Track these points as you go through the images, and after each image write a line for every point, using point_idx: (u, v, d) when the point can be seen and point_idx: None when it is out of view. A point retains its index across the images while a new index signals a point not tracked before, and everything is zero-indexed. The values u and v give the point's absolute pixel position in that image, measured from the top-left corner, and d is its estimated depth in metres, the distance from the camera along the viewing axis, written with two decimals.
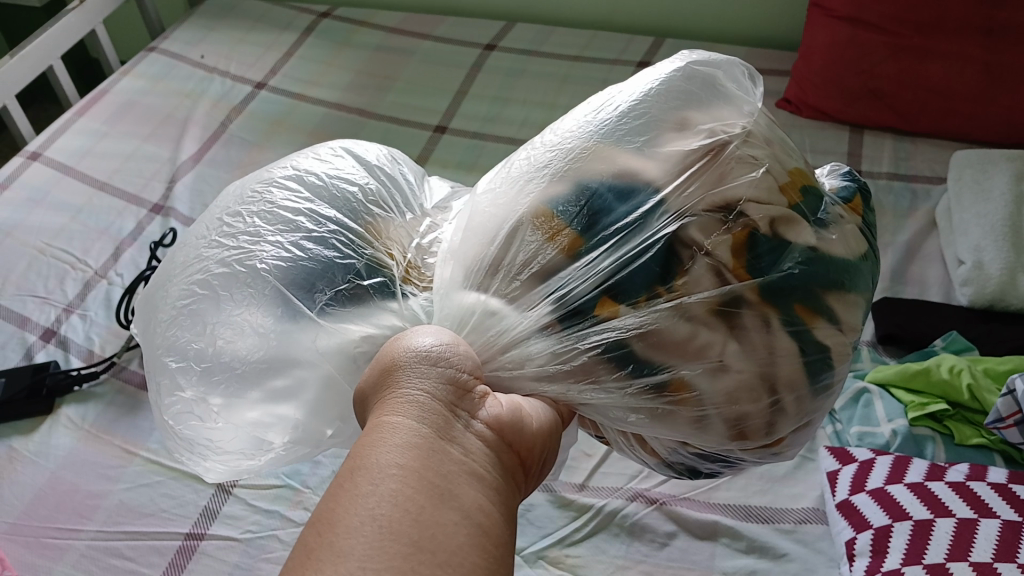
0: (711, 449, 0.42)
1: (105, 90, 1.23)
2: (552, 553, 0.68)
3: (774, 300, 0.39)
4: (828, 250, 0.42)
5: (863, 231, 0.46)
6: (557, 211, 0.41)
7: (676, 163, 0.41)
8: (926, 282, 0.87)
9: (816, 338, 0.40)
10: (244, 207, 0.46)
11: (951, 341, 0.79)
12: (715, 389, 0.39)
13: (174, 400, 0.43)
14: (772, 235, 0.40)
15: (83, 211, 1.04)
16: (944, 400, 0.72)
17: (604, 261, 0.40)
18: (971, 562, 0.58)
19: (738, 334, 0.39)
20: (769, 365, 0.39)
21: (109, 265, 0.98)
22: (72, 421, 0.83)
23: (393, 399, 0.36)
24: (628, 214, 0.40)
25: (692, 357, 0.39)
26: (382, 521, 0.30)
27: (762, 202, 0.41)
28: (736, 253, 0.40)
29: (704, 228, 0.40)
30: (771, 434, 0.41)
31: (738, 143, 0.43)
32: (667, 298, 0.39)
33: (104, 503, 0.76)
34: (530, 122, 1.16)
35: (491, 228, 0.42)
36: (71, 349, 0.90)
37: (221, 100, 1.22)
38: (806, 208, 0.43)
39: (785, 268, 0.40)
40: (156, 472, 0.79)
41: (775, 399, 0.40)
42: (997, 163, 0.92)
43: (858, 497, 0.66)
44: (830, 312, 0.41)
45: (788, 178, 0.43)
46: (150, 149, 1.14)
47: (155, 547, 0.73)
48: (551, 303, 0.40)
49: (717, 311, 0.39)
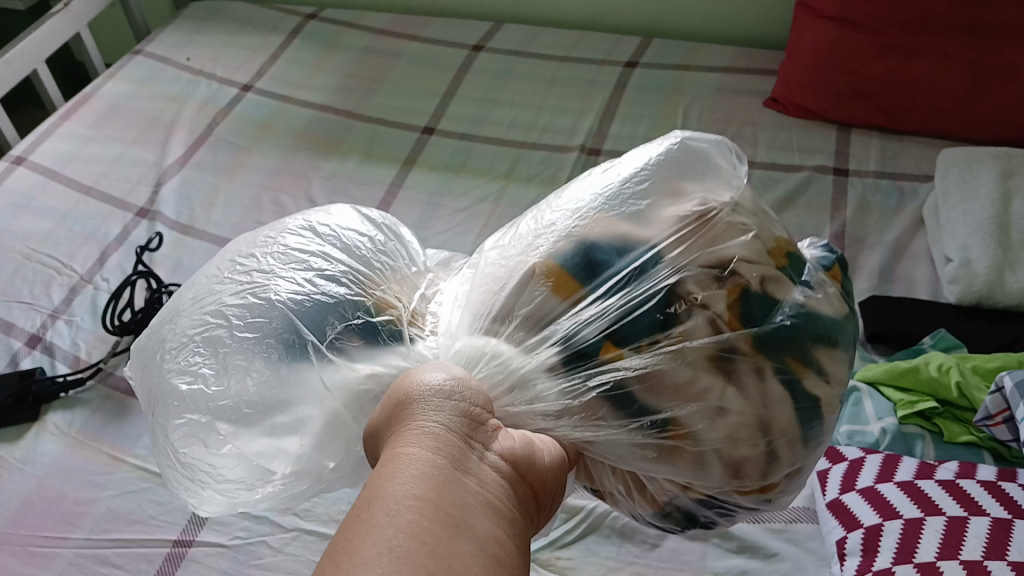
0: (711, 492, 0.42)
1: (89, 94, 1.22)
2: (543, 556, 0.68)
3: (767, 351, 0.39)
4: (818, 308, 0.41)
5: (847, 296, 0.46)
6: (564, 264, 0.41)
7: (671, 224, 0.41)
8: (914, 281, 0.88)
9: (807, 389, 0.40)
10: (257, 249, 0.46)
11: (940, 339, 0.79)
12: (714, 432, 0.39)
13: (182, 422, 0.42)
14: (764, 293, 0.40)
15: (70, 216, 1.03)
16: (933, 398, 0.72)
17: (611, 305, 0.40)
18: (961, 560, 0.57)
19: (735, 380, 0.39)
20: (764, 412, 0.39)
21: (95, 270, 0.98)
22: (59, 428, 0.83)
23: (409, 430, 0.36)
24: (629, 266, 0.40)
25: (691, 400, 0.39)
26: (398, 552, 0.30)
27: (753, 262, 0.41)
28: (731, 306, 0.39)
29: (700, 283, 0.40)
30: (766, 477, 0.41)
31: (728, 210, 0.43)
32: (667, 343, 0.39)
33: (92, 510, 0.76)
34: (518, 123, 1.15)
35: (501, 278, 0.42)
36: (57, 355, 0.89)
37: (207, 103, 1.21)
38: (794, 270, 0.43)
39: (776, 320, 0.40)
40: (144, 478, 0.78)
41: (769, 442, 0.40)
42: (983, 162, 0.92)
43: (849, 496, 0.65)
44: (819, 364, 0.40)
45: (776, 243, 0.43)
46: (137, 153, 1.13)
47: (144, 554, 0.73)
48: (557, 344, 0.40)
49: (715, 360, 0.39)
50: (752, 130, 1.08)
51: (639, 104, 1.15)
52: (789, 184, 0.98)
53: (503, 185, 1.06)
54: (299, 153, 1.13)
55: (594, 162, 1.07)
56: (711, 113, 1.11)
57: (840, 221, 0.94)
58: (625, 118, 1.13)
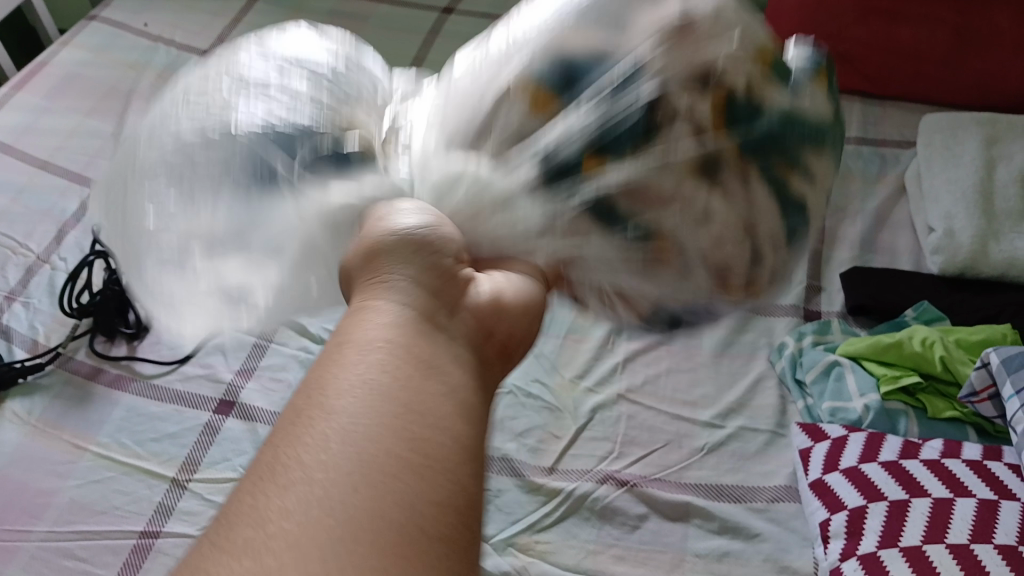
0: (695, 302, 0.40)
1: (43, 62, 1.17)
2: (521, 540, 0.65)
3: (753, 157, 0.36)
4: (803, 109, 0.38)
5: (831, 97, 0.41)
6: (539, 77, 0.36)
7: (649, 32, 0.36)
8: (897, 251, 0.86)
9: (790, 195, 0.38)
10: (211, 77, 0.41)
11: (922, 311, 0.77)
12: (700, 240, 0.37)
13: (158, 249, 0.39)
14: (749, 98, 0.36)
15: (25, 192, 0.99)
16: (917, 372, 0.70)
17: (588, 116, 0.35)
18: (947, 543, 0.56)
19: (720, 191, 0.36)
20: (748, 219, 0.37)
21: (53, 248, 0.94)
22: (18, 416, 0.79)
23: (380, 274, 0.32)
24: (606, 78, 0.35)
25: (675, 209, 0.36)
26: (368, 401, 0.27)
27: (739, 64, 0.36)
28: (717, 113, 0.35)
29: (684, 90, 0.35)
30: (749, 283, 0.40)
31: (713, 12, 0.37)
32: (655, 153, 0.35)
33: (55, 501, 0.73)
34: None
35: (474, 99, 0.38)
36: (14, 339, 0.85)
37: (167, 71, 1.17)
38: (780, 69, 0.38)
39: (762, 124, 0.36)
40: (109, 467, 0.75)
41: (753, 244, 0.38)
42: (967, 128, 0.91)
43: (832, 476, 0.63)
44: (803, 164, 0.38)
45: (761, 45, 0.38)
46: (94, 125, 1.08)
47: (109, 546, 0.70)
48: (534, 157, 0.36)
49: (700, 173, 0.35)
50: None
51: None
52: None
53: None
54: None
55: None
56: None
57: None
58: None
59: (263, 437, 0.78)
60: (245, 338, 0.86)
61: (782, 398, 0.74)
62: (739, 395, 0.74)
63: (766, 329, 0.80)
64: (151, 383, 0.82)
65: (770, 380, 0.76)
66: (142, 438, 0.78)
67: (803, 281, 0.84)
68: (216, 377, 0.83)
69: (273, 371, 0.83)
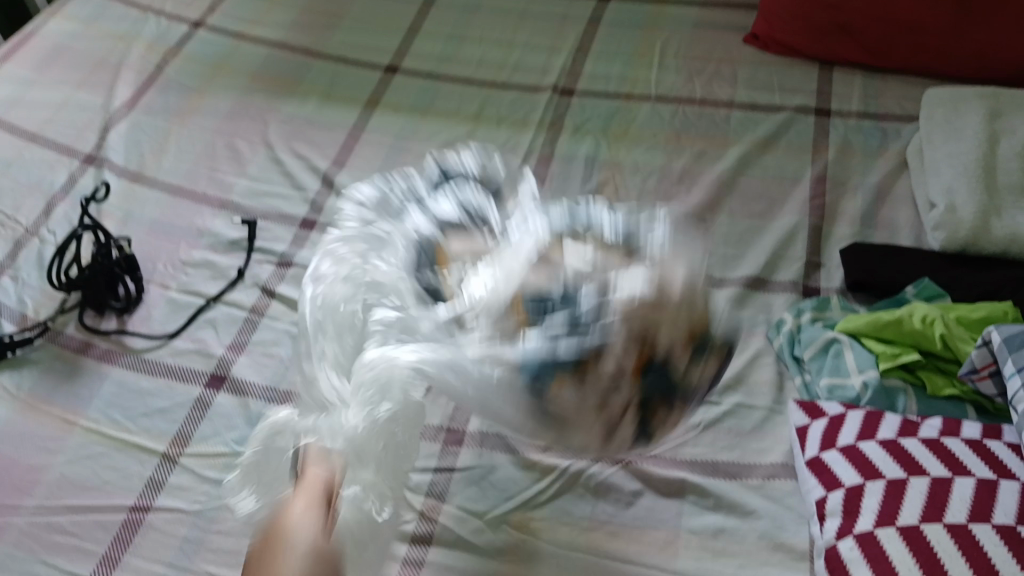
0: (579, 443, 0.56)
1: (31, 34, 1.15)
2: (516, 517, 0.66)
3: (643, 389, 0.53)
4: (689, 375, 0.55)
5: (725, 351, 0.59)
6: (531, 316, 0.53)
7: (627, 327, 0.52)
8: (897, 226, 0.85)
9: (656, 421, 0.55)
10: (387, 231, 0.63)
11: (923, 288, 0.76)
12: (586, 399, 0.52)
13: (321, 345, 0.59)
14: (662, 363, 0.53)
15: (13, 165, 0.98)
16: (916, 350, 0.69)
17: (548, 344, 0.51)
18: (945, 523, 0.55)
19: (620, 406, 0.53)
20: (631, 438, 0.56)
21: (41, 221, 0.92)
22: (7, 391, 0.78)
23: None
24: (578, 339, 0.52)
25: (591, 413, 0.53)
26: None
27: (671, 333, 0.54)
28: (636, 361, 0.52)
29: (615, 340, 0.52)
30: (632, 443, 0.57)
31: (676, 305, 0.54)
32: (583, 367, 0.51)
33: (44, 478, 0.72)
34: (486, 61, 1.10)
35: (490, 307, 0.54)
36: (2, 314, 0.84)
37: (157, 41, 1.15)
38: (697, 349, 0.55)
39: (665, 377, 0.54)
40: (99, 442, 0.75)
41: (638, 419, 0.55)
42: (969, 102, 0.89)
43: (829, 454, 0.63)
44: (673, 397, 0.55)
45: (692, 330, 0.55)
46: (82, 97, 1.06)
47: (99, 522, 0.69)
48: (487, 358, 0.52)
49: (603, 402, 0.52)
50: (731, 68, 1.04)
51: (614, 41, 1.10)
52: (770, 125, 0.95)
53: (471, 128, 1.01)
54: (255, 95, 1.07)
55: (567, 103, 1.02)
56: (689, 50, 1.07)
57: (822, 163, 0.91)
58: (599, 56, 1.08)
59: (254, 412, 0.76)
60: (238, 313, 0.84)
61: (779, 375, 0.74)
62: (736, 371, 0.74)
63: (765, 305, 0.79)
64: (142, 357, 0.81)
65: (767, 357, 0.75)
66: (132, 413, 0.76)
67: (802, 257, 0.83)
68: (207, 352, 0.81)
69: (265, 346, 0.81)
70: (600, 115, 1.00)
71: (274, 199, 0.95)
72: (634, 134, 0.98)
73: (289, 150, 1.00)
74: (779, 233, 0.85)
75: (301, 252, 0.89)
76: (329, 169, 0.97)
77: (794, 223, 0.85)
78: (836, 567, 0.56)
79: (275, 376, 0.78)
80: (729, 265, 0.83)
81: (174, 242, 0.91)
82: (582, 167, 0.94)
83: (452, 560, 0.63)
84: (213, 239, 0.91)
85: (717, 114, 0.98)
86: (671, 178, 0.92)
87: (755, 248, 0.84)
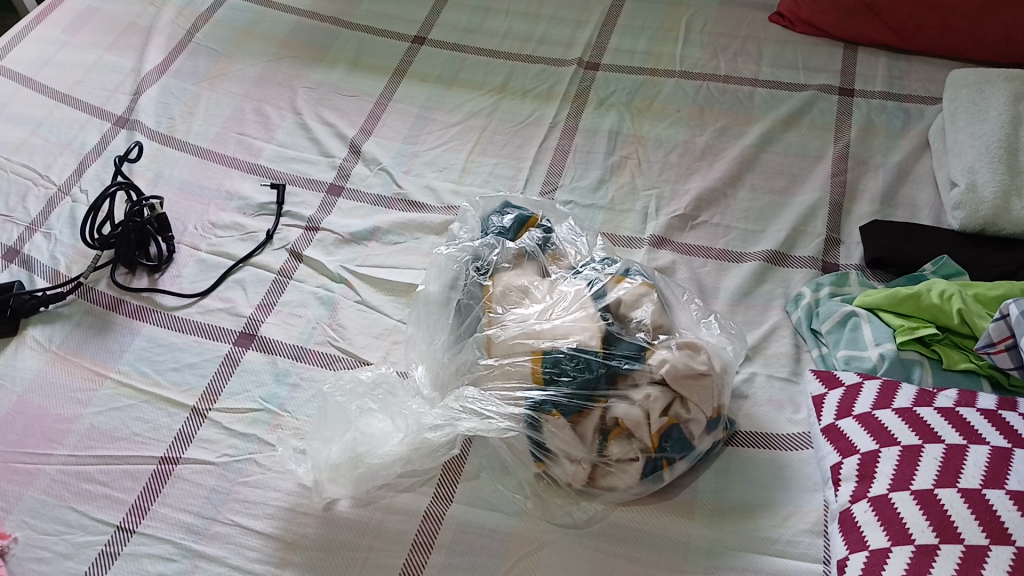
0: (608, 519, 0.65)
1: None
2: None
3: (658, 461, 0.64)
4: (700, 445, 0.65)
5: (719, 450, 0.68)
6: (561, 392, 0.63)
7: (649, 426, 0.62)
8: (917, 205, 0.86)
9: (674, 470, 0.65)
10: (450, 294, 0.75)
11: (941, 266, 0.76)
12: (622, 478, 0.64)
13: (367, 370, 0.73)
14: (680, 434, 0.63)
15: (44, 125, 1.00)
16: (933, 324, 0.70)
17: (577, 393, 0.62)
18: (959, 488, 0.57)
19: (625, 460, 0.63)
20: (643, 491, 0.65)
21: (73, 181, 0.94)
22: (39, 343, 0.80)
23: None
24: (601, 359, 0.63)
25: (616, 455, 0.63)
26: None
27: (684, 415, 0.63)
28: (656, 440, 0.63)
29: (639, 421, 0.62)
30: (653, 484, 0.65)
31: (690, 357, 0.63)
32: (605, 455, 0.63)
33: (75, 428, 0.74)
34: (513, 34, 1.11)
35: (532, 340, 0.66)
36: (35, 269, 0.86)
37: (187, 8, 1.16)
38: (707, 424, 0.65)
39: (680, 453, 0.64)
40: (129, 395, 0.76)
41: (656, 475, 0.64)
42: (994, 84, 0.89)
43: (845, 421, 0.65)
44: (682, 461, 0.65)
45: (709, 413, 0.64)
46: (113, 59, 1.08)
47: (129, 471, 0.71)
48: (531, 425, 0.63)
49: (623, 463, 0.63)
50: (756, 46, 1.05)
51: (640, 16, 1.11)
52: (793, 103, 0.96)
53: (497, 99, 1.02)
54: (283, 62, 1.09)
55: (592, 77, 1.03)
56: (714, 27, 1.08)
57: (844, 141, 0.92)
58: (624, 31, 1.09)
59: (282, 368, 0.78)
60: (266, 275, 0.86)
61: (796, 347, 0.75)
62: (754, 342, 0.75)
63: (785, 279, 0.80)
64: (172, 314, 0.83)
65: (785, 329, 0.76)
66: (162, 367, 0.78)
67: (822, 234, 0.84)
68: (237, 311, 0.82)
69: (292, 307, 0.83)
70: (625, 89, 1.01)
71: (302, 164, 0.96)
72: (657, 109, 0.99)
73: (317, 116, 1.02)
74: (800, 209, 0.86)
75: (329, 218, 0.91)
76: (356, 137, 0.99)
77: (815, 200, 0.86)
78: (851, 529, 0.59)
79: (302, 335, 0.80)
80: (750, 241, 0.84)
81: (203, 203, 0.92)
82: (605, 140, 0.96)
83: (478, 517, 0.66)
84: (241, 203, 0.92)
85: (740, 91, 0.99)
86: (693, 153, 0.93)
87: (775, 223, 0.85)
